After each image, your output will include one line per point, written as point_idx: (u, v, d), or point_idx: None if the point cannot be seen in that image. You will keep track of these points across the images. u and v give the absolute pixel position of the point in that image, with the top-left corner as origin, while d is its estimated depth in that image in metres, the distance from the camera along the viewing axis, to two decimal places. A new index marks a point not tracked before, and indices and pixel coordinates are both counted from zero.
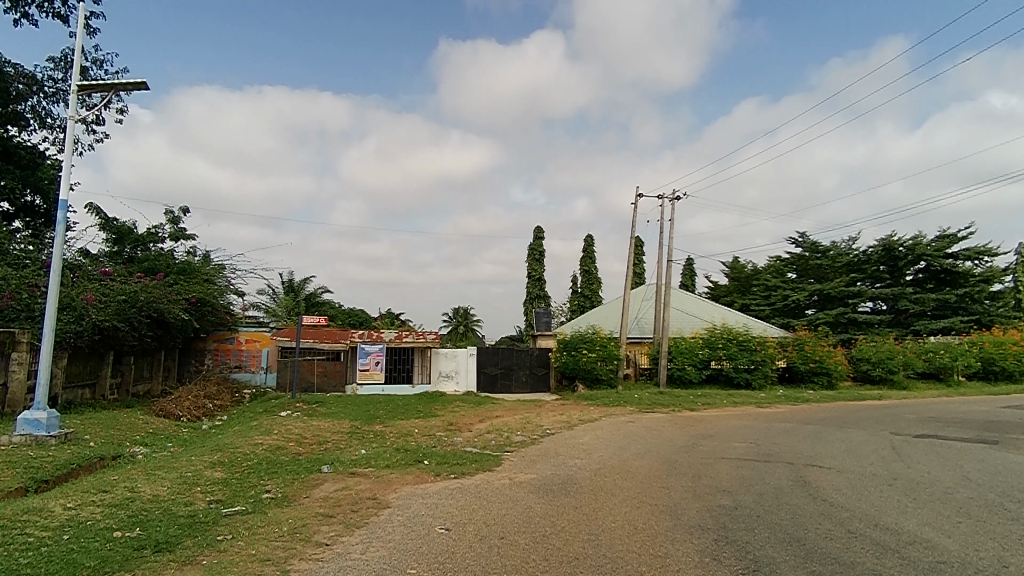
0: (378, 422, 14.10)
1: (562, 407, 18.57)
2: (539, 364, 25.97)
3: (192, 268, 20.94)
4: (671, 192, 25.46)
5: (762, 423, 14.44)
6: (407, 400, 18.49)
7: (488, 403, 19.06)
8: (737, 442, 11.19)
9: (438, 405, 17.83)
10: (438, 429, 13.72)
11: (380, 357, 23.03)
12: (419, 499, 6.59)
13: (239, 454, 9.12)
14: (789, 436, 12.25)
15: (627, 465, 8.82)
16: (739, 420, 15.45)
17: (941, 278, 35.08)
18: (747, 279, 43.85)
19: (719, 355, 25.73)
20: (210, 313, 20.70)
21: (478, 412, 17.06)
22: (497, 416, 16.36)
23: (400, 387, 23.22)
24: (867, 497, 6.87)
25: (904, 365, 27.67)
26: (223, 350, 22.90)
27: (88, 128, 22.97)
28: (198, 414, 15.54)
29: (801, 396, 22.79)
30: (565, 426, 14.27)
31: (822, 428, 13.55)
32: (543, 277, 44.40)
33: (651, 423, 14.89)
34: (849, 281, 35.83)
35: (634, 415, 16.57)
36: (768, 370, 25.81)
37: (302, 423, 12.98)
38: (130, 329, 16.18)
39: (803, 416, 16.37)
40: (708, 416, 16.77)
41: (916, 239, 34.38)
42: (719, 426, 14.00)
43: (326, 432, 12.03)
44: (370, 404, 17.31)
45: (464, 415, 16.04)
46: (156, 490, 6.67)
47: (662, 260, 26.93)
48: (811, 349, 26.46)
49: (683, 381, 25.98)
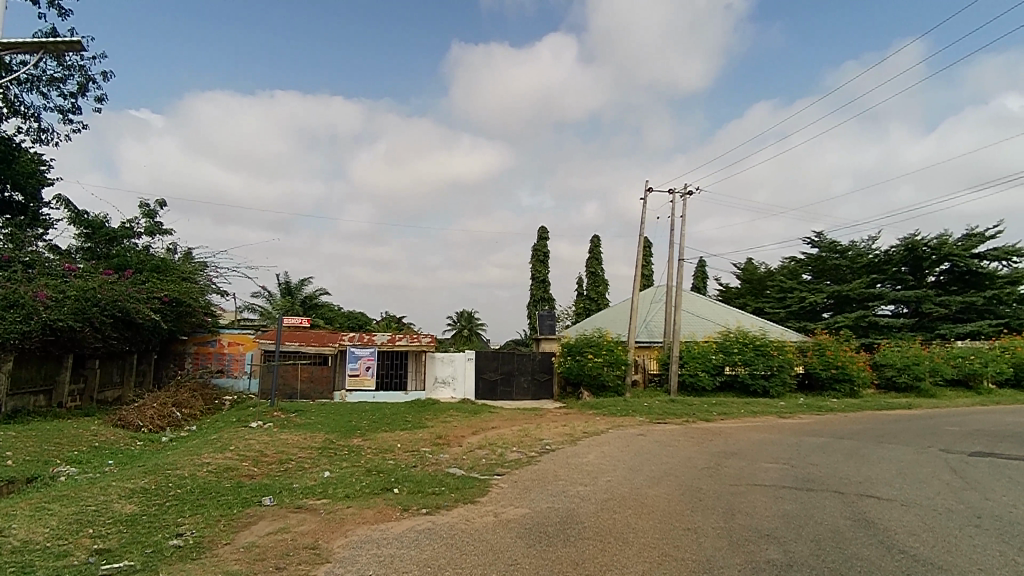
0: (357, 435, 12.56)
1: (565, 418, 17.00)
2: (542, 370, 24.36)
3: (169, 265, 19.57)
4: (683, 185, 23.83)
5: (789, 438, 12.80)
6: (396, 408, 16.94)
7: (484, 412, 17.53)
8: (768, 462, 9.59)
9: (429, 415, 16.31)
10: (425, 443, 12.19)
11: (371, 361, 21.54)
12: (371, 549, 5.05)
13: (172, 479, 7.61)
14: (827, 454, 10.62)
15: (642, 496, 7.23)
16: (764, 434, 13.81)
17: (966, 280, 33.31)
18: (760, 281, 42.13)
19: (734, 361, 24.07)
20: (187, 313, 19.30)
21: (472, 423, 15.53)
22: (493, 427, 14.82)
23: (393, 393, 21.71)
24: (959, 548, 5.28)
25: (932, 372, 25.92)
26: (204, 353, 21.47)
27: (63, 117, 21.81)
28: (162, 424, 14.08)
29: (825, 405, 21.07)
30: (568, 440, 12.71)
31: (860, 445, 11.92)
32: (547, 279, 42.85)
33: (665, 436, 13.28)
34: (869, 282, 34.12)
35: (645, 427, 14.97)
36: (786, 376, 24.15)
37: (268, 436, 11.45)
38: (90, 330, 14.81)
39: (833, 429, 14.72)
40: (728, 428, 15.14)
41: (941, 238, 32.63)
42: (742, 441, 12.38)
43: (291, 448, 10.49)
44: (354, 413, 15.81)
45: (456, 427, 14.50)
46: (31, 535, 5.17)
47: (672, 260, 25.34)
48: (833, 355, 24.74)
49: (695, 389, 24.33)
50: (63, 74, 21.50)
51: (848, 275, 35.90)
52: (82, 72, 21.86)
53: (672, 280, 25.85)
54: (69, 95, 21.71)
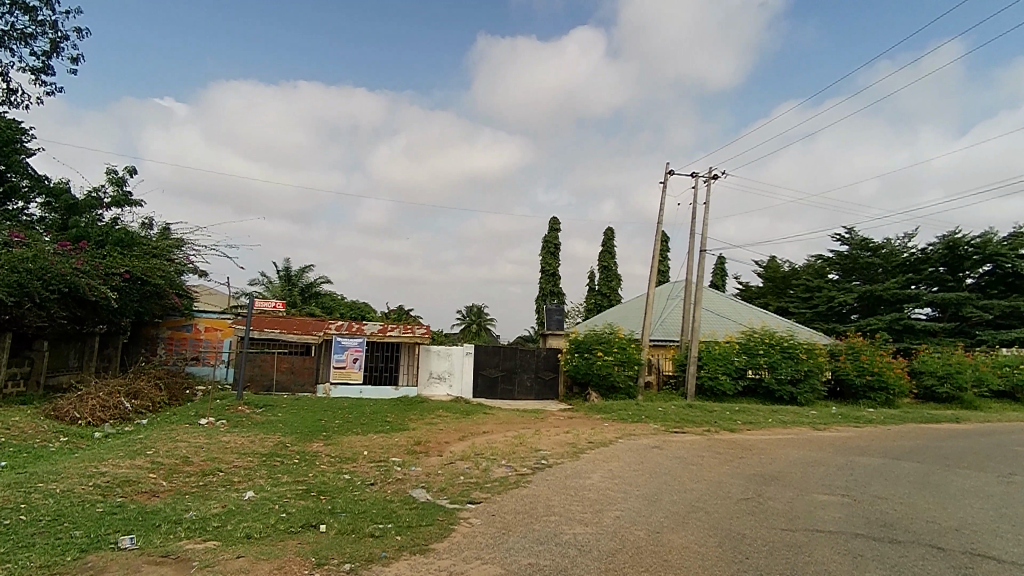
0: (320, 438, 10.59)
1: (569, 422, 14.94)
2: (546, 368, 22.34)
3: (138, 239, 17.80)
4: (707, 169, 21.64)
5: (835, 458, 10.68)
6: (379, 406, 14.97)
7: (478, 414, 15.52)
8: (821, 494, 7.54)
9: (413, 415, 14.32)
10: (399, 451, 10.21)
11: (359, 353, 19.47)
12: None
13: (30, 498, 5.68)
14: (892, 483, 8.53)
15: (664, 548, 5.18)
16: (802, 450, 11.69)
17: (1010, 283, 30.75)
18: (784, 280, 39.73)
19: (759, 364, 21.90)
20: (155, 292, 17.54)
21: (462, 425, 13.52)
22: (485, 432, 12.81)
23: (382, 389, 19.79)
24: None
25: (977, 382, 23.47)
26: (179, 339, 19.80)
27: (34, 78, 20.17)
28: (104, 417, 12.28)
29: (862, 416, 18.85)
30: (571, 452, 10.67)
31: (925, 470, 9.79)
32: (557, 272, 40.76)
33: (685, 450, 11.18)
34: (904, 282, 31.68)
35: (661, 437, 12.86)
36: (816, 382, 21.96)
37: (207, 437, 9.51)
38: (30, 306, 13.10)
39: (882, 446, 12.54)
40: (758, 441, 13.02)
41: (986, 236, 30.22)
42: (779, 460, 10.27)
43: (227, 455, 8.55)
44: (328, 411, 13.84)
45: (441, 430, 12.51)
46: None
47: (694, 252, 23.21)
48: (868, 360, 22.46)
49: (715, 394, 22.20)
50: (34, 31, 19.84)
51: (880, 275, 33.46)
52: (55, 29, 20.19)
53: (692, 274, 23.74)
54: (41, 54, 20.04)
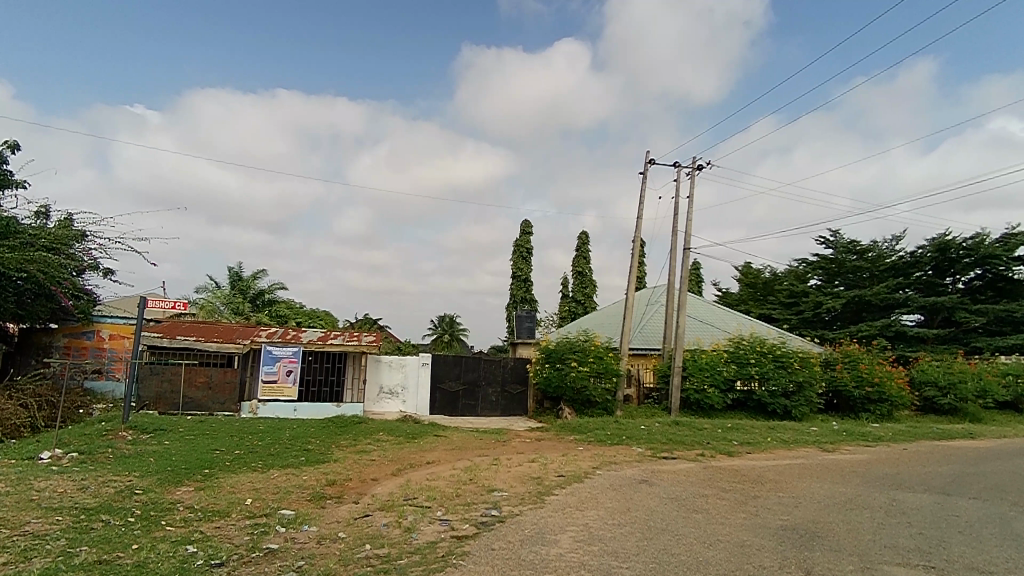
0: (192, 481, 7.83)
1: (536, 448, 12.38)
2: (514, 380, 19.73)
3: (19, 228, 14.81)
4: (691, 157, 19.50)
5: (874, 496, 8.32)
6: (302, 430, 12.17)
7: (427, 437, 12.86)
8: (895, 569, 5.14)
9: (343, 441, 11.61)
10: (299, 498, 7.50)
11: (293, 364, 16.52)
12: None
13: None
14: (977, 541, 6.14)
15: None
16: (825, 483, 9.35)
17: (999, 287, 29.42)
18: (765, 286, 38.00)
19: (749, 374, 19.69)
20: (35, 290, 14.53)
21: (402, 454, 10.86)
22: (428, 463, 10.17)
23: (321, 406, 16.54)
24: None
25: (981, 392, 21.57)
26: (77, 348, 16.88)
27: None
28: None
29: (868, 433, 16.65)
30: (536, 493, 8.11)
31: (997, 512, 7.48)
32: (529, 278, 38.34)
33: (681, 486, 8.69)
34: (893, 286, 30.07)
35: (648, 466, 10.39)
36: (812, 394, 19.86)
37: (15, 485, 6.79)
38: None
39: (916, 475, 10.27)
40: (765, 469, 10.63)
41: (977, 238, 28.76)
42: (806, 501, 7.85)
43: (16, 516, 5.86)
44: (233, 439, 11.06)
45: (372, 463, 9.84)
46: None
47: (677, 251, 21.02)
48: (866, 369, 20.46)
49: (701, 408, 19.90)
50: None
51: (867, 279, 31.81)
52: None
53: (674, 276, 21.54)
54: None
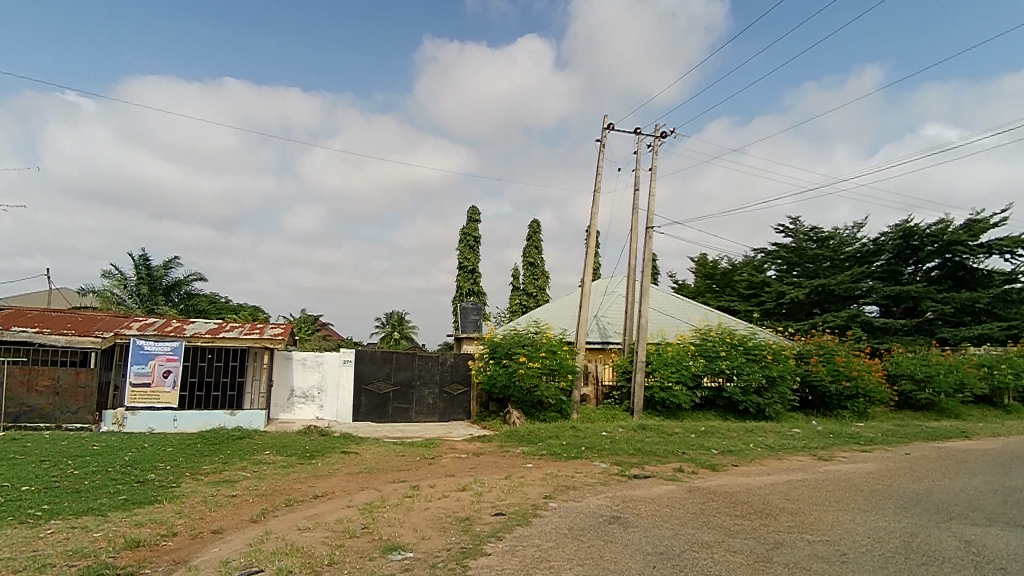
0: None
1: (473, 467, 9.56)
2: (454, 380, 16.81)
3: None
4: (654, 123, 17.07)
5: (941, 536, 5.88)
6: (155, 451, 8.99)
7: (330, 456, 9.86)
8: None
9: (206, 466, 8.50)
10: None
11: (173, 363, 13.16)
12: None
13: None
14: None
15: None
16: (857, 513, 6.87)
17: (960, 277, 28.48)
18: (723, 278, 36.39)
19: (718, 369, 17.49)
20: None
21: (281, 485, 7.82)
22: (315, 499, 7.19)
23: (208, 415, 13.21)
24: None
25: (959, 385, 20.07)
26: None
27: None
28: None
29: (857, 434, 14.57)
30: (459, 550, 5.28)
31: None
32: (477, 268, 35.52)
33: (670, 529, 6.02)
34: (857, 276, 28.82)
35: (618, 493, 7.73)
36: (786, 390, 17.87)
37: None
38: None
39: (957, 494, 7.97)
40: (764, 491, 8.13)
41: (941, 224, 27.62)
42: (861, 556, 5.30)
43: None
44: (37, 467, 7.81)
45: (228, 502, 6.80)
46: None
47: (640, 232, 18.60)
48: (842, 362, 18.57)
49: (667, 408, 17.58)
50: None
51: (828, 268, 30.57)
52: None
53: (635, 262, 19.17)
54: None
